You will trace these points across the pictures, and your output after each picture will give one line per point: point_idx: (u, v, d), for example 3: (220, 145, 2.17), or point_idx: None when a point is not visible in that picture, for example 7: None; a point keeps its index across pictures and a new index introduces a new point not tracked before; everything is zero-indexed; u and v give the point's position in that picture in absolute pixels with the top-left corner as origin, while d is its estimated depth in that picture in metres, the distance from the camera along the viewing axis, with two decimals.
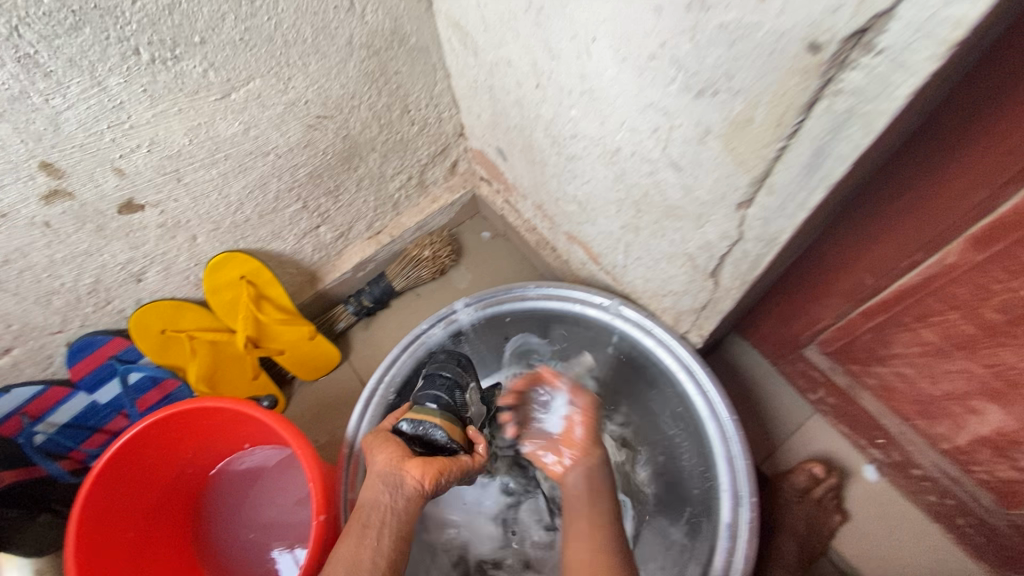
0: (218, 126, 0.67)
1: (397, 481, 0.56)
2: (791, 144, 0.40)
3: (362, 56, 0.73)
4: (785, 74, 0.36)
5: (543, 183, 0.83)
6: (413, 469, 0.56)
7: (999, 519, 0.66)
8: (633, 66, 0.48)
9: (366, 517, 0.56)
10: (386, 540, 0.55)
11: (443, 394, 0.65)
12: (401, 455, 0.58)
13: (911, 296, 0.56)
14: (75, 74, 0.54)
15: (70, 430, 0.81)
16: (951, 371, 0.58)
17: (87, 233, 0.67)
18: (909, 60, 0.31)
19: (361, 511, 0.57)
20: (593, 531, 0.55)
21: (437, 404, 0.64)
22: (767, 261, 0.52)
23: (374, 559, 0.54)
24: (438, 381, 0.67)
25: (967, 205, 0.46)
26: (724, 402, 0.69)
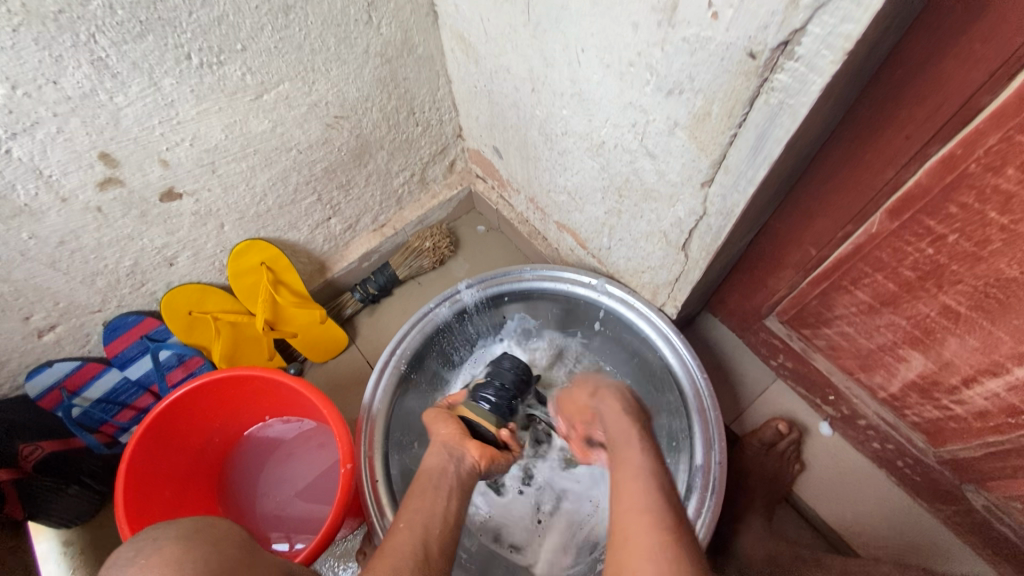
0: (251, 123, 0.76)
1: (458, 455, 0.65)
2: (740, 131, 0.51)
3: (376, 63, 0.83)
4: (733, 76, 0.47)
5: (536, 176, 0.93)
6: (475, 449, 0.66)
7: (929, 457, 0.77)
8: (616, 72, 0.59)
9: (433, 481, 0.61)
10: (453, 500, 0.60)
11: (496, 396, 0.74)
12: (463, 435, 0.68)
13: (846, 262, 0.68)
14: (136, 76, 0.62)
15: (103, 404, 0.88)
16: (881, 326, 0.70)
17: (131, 219, 0.75)
18: (819, 64, 0.42)
19: (431, 476, 0.62)
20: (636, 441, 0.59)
21: (490, 406, 0.73)
22: (727, 232, 0.63)
23: (446, 513, 0.58)
24: (492, 383, 0.76)
25: (881, 182, 0.57)
26: (697, 363, 0.80)
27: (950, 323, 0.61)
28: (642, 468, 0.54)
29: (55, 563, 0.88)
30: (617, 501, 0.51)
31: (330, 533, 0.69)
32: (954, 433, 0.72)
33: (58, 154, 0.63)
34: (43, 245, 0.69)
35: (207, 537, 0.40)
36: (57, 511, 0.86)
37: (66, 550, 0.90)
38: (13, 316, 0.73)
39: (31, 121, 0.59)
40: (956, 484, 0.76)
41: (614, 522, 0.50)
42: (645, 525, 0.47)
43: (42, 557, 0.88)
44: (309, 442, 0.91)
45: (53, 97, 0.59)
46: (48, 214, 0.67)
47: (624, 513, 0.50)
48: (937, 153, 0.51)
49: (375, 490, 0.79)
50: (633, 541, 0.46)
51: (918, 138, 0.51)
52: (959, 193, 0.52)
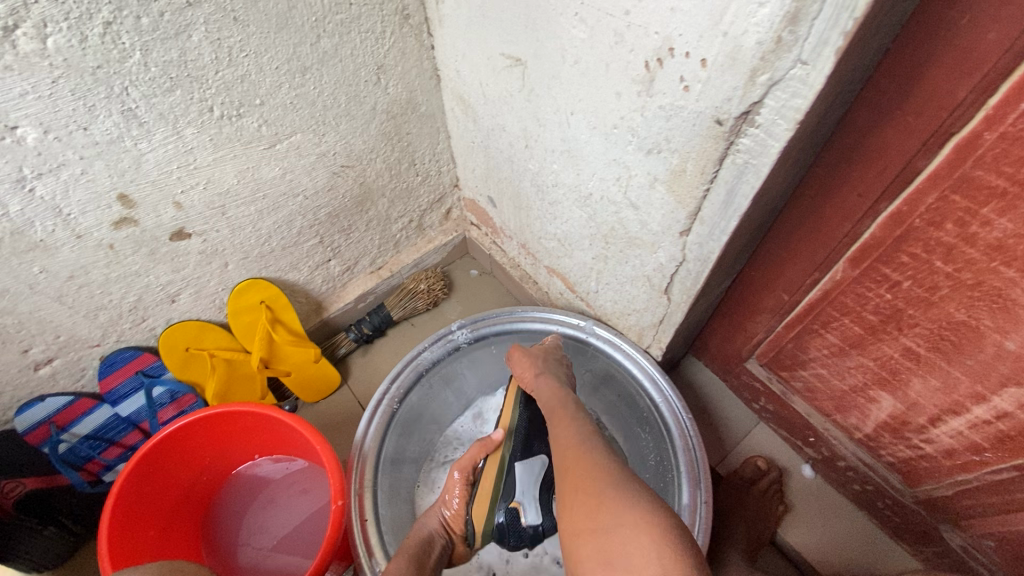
0: (262, 170, 0.81)
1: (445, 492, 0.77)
2: (712, 186, 0.57)
3: (382, 119, 0.90)
4: (703, 139, 0.54)
5: (528, 225, 0.99)
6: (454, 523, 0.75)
7: (907, 497, 0.80)
8: (601, 133, 0.65)
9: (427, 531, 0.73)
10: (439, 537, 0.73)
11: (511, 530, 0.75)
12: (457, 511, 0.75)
13: (816, 307, 0.73)
14: (161, 125, 0.68)
15: (91, 441, 0.88)
16: (852, 367, 0.74)
17: (141, 256, 0.78)
18: (775, 131, 0.48)
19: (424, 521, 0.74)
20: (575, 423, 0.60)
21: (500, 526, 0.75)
22: (704, 277, 0.68)
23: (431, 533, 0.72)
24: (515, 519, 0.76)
25: (841, 234, 0.63)
26: (682, 403, 0.83)
27: (913, 364, 0.66)
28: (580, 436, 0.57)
29: None
30: (560, 441, 0.57)
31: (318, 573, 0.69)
32: (927, 472, 0.75)
33: (80, 194, 0.67)
34: (53, 279, 0.72)
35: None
36: (29, 555, 0.83)
37: None
38: (13, 349, 0.75)
39: (59, 163, 0.64)
40: (933, 524, 0.78)
41: (565, 464, 0.53)
42: (583, 466, 0.51)
43: None
44: (298, 479, 0.91)
45: (82, 141, 0.64)
46: (62, 250, 0.70)
47: (568, 455, 0.54)
48: (885, 209, 0.57)
49: (364, 530, 0.79)
50: (593, 480, 0.48)
51: (868, 196, 0.58)
52: (909, 245, 0.58)
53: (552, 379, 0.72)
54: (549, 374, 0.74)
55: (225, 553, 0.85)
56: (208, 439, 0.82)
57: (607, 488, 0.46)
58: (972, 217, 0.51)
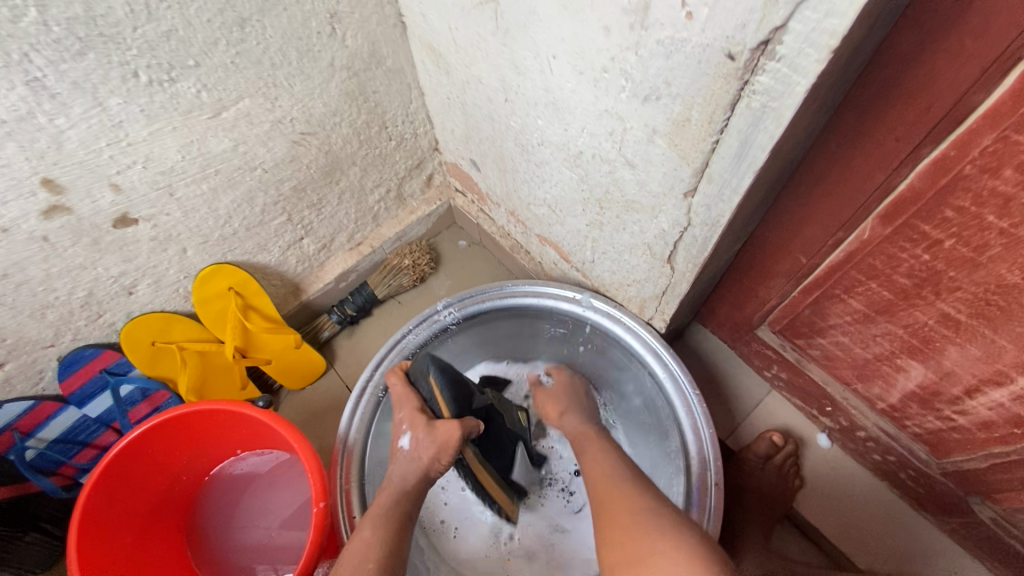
0: (209, 142, 0.72)
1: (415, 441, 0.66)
2: (722, 138, 0.48)
3: (343, 76, 0.79)
4: (711, 79, 0.44)
5: (514, 189, 0.90)
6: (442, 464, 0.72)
7: (933, 468, 0.74)
8: (589, 78, 0.56)
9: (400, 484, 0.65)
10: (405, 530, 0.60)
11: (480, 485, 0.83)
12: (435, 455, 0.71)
13: (838, 270, 0.64)
14: (78, 96, 0.59)
15: (60, 445, 0.82)
16: (878, 335, 0.66)
17: (83, 247, 0.70)
18: (803, 63, 0.38)
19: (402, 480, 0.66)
20: (627, 495, 0.58)
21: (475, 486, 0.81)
22: (713, 243, 0.60)
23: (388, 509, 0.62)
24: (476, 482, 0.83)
25: (872, 186, 0.54)
26: (688, 379, 0.77)
27: (950, 332, 0.59)
28: (640, 524, 0.53)
29: None
30: (616, 541, 0.54)
31: None
32: (957, 444, 0.69)
33: None
34: None
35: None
36: (11, 561, 0.81)
37: None
38: None
39: None
40: (962, 496, 0.73)
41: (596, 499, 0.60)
42: (643, 539, 0.52)
43: None
44: (287, 471, 0.86)
45: None
46: None
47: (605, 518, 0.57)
48: (928, 155, 0.48)
49: (353, 526, 0.74)
50: (621, 521, 0.55)
51: (908, 139, 0.49)
52: (954, 197, 0.49)
53: (584, 420, 0.72)
54: (591, 437, 0.69)
55: (220, 547, 0.83)
56: (181, 439, 0.77)
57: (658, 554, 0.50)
58: None
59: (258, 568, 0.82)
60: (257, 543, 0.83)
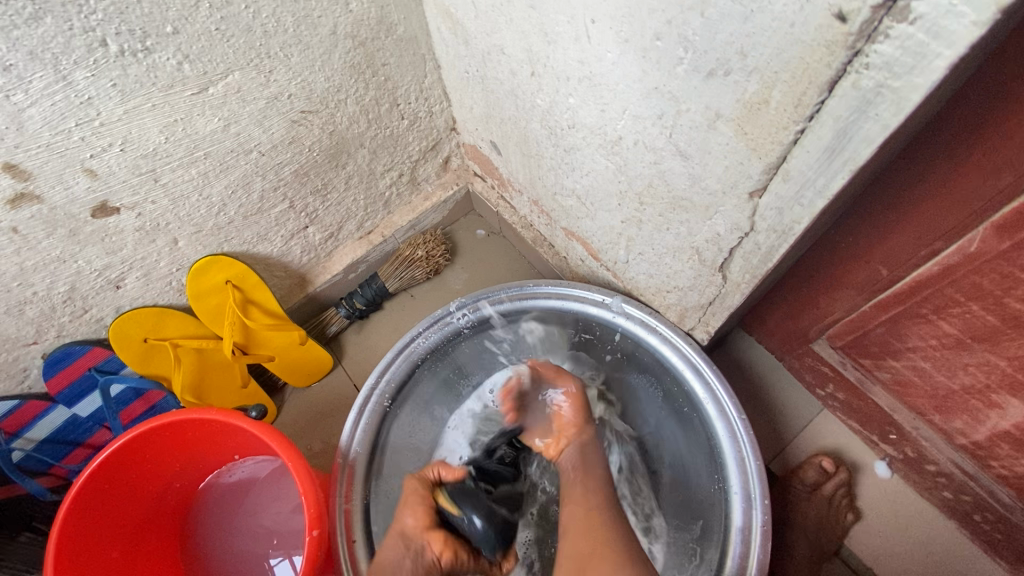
0: (196, 122, 0.64)
1: (421, 550, 0.63)
2: (811, 126, 0.37)
3: (348, 46, 0.70)
4: (806, 49, 0.33)
5: (539, 176, 0.80)
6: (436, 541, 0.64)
7: (1017, 514, 0.65)
8: (637, 48, 0.45)
9: None
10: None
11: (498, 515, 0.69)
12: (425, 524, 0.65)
13: (929, 286, 0.53)
14: (37, 68, 0.50)
15: (50, 445, 0.77)
16: (970, 364, 0.56)
17: (59, 239, 0.63)
18: (950, 26, 0.28)
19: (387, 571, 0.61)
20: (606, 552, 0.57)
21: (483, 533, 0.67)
22: (780, 253, 0.49)
23: None
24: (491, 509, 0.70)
25: (993, 190, 0.43)
26: (734, 402, 0.67)
27: None
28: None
29: None
30: None
31: None
32: None
33: None
34: None
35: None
36: None
37: None
38: None
39: None
40: None
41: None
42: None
43: None
44: (283, 474, 0.80)
45: None
46: None
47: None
48: None
49: (352, 550, 0.68)
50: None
51: None
52: None
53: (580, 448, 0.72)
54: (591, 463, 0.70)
55: (223, 546, 0.79)
56: (171, 447, 0.71)
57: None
58: None
59: (268, 558, 0.78)
60: (260, 550, 0.79)
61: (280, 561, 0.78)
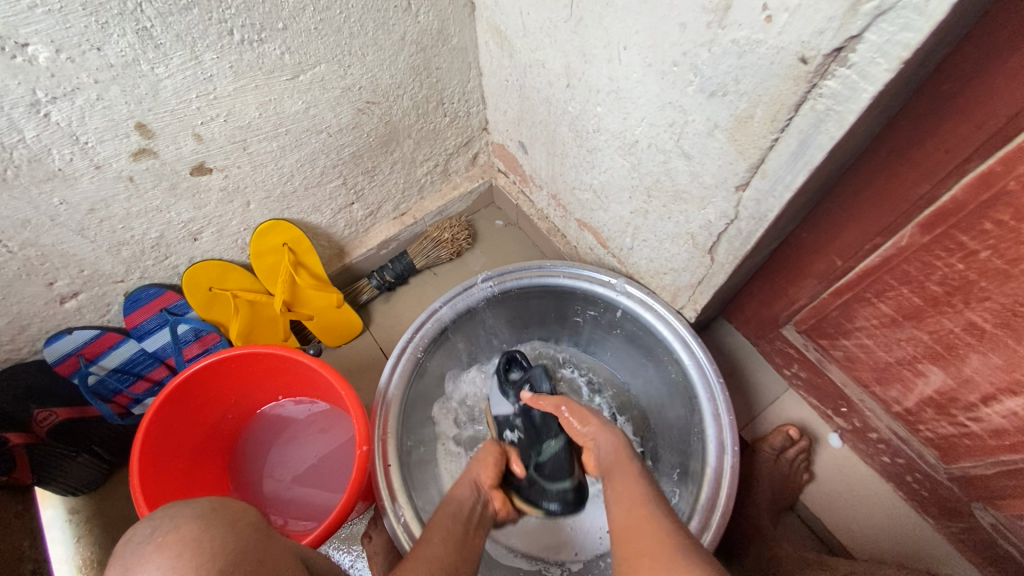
0: (285, 103, 0.76)
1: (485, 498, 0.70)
2: (782, 136, 0.51)
3: (411, 51, 0.83)
4: (781, 80, 0.48)
5: (561, 173, 0.93)
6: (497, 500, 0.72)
7: (941, 473, 0.78)
8: (657, 71, 0.59)
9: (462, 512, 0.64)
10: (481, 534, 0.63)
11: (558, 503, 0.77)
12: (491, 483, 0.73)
13: (872, 274, 0.68)
14: (179, 48, 0.63)
15: (119, 374, 0.89)
16: (902, 339, 0.70)
17: (161, 191, 0.75)
18: (872, 72, 0.42)
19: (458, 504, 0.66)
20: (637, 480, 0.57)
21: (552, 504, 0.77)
22: (757, 237, 0.63)
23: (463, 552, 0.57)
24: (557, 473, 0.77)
25: (917, 196, 0.57)
26: (714, 367, 0.80)
27: (974, 340, 0.62)
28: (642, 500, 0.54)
29: (59, 529, 0.89)
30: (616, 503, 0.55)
31: (340, 517, 0.71)
32: (967, 450, 0.73)
33: (96, 122, 0.64)
34: (73, 212, 0.70)
35: (225, 516, 0.41)
36: (64, 480, 0.86)
37: (71, 517, 0.90)
38: (38, 281, 0.74)
39: (72, 87, 0.60)
40: (964, 501, 0.76)
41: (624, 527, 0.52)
42: (644, 517, 0.52)
43: (47, 524, 0.89)
44: (320, 417, 0.92)
45: (97, 63, 0.59)
46: (81, 181, 0.67)
47: (631, 521, 0.52)
48: (976, 168, 0.52)
49: (387, 474, 0.79)
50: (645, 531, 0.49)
51: (958, 152, 0.52)
52: (996, 210, 0.52)
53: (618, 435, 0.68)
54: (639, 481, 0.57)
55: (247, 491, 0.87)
56: (233, 378, 0.82)
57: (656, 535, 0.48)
58: None
59: (271, 519, 0.86)
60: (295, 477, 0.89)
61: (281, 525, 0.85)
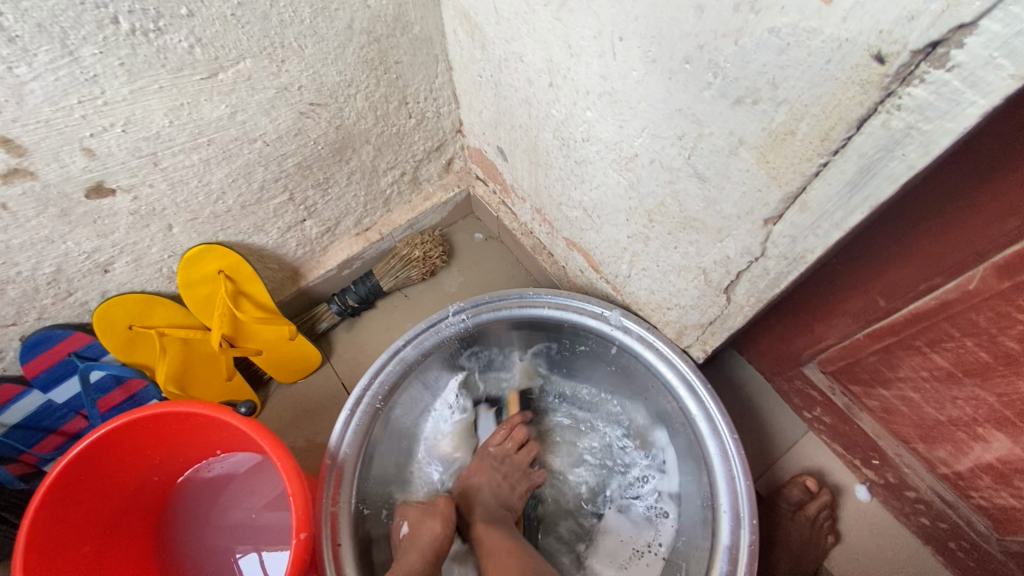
0: (202, 107, 0.62)
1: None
2: (835, 160, 0.38)
3: (362, 41, 0.69)
4: (840, 86, 0.34)
5: (545, 185, 0.80)
6: None
7: (993, 545, 0.66)
8: (663, 69, 0.45)
9: None
10: None
11: None
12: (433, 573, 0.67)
13: (925, 320, 0.55)
14: (43, 41, 0.48)
15: (22, 431, 0.74)
16: (959, 397, 0.57)
17: (49, 218, 0.61)
18: (986, 77, 0.28)
19: None
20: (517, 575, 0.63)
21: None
22: (789, 280, 0.50)
23: None
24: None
25: (998, 233, 0.44)
26: (727, 420, 0.67)
27: None
28: None
29: None
30: None
31: None
32: None
33: None
34: None
35: None
36: None
37: None
38: None
39: None
40: None
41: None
42: None
43: None
44: (264, 472, 0.78)
45: None
46: None
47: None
48: None
49: (338, 554, 0.66)
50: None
51: None
52: None
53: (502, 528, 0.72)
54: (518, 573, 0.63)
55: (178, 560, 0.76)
56: (150, 439, 0.68)
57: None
58: None
59: (236, 553, 0.77)
60: (235, 537, 0.77)
61: (250, 556, 0.76)
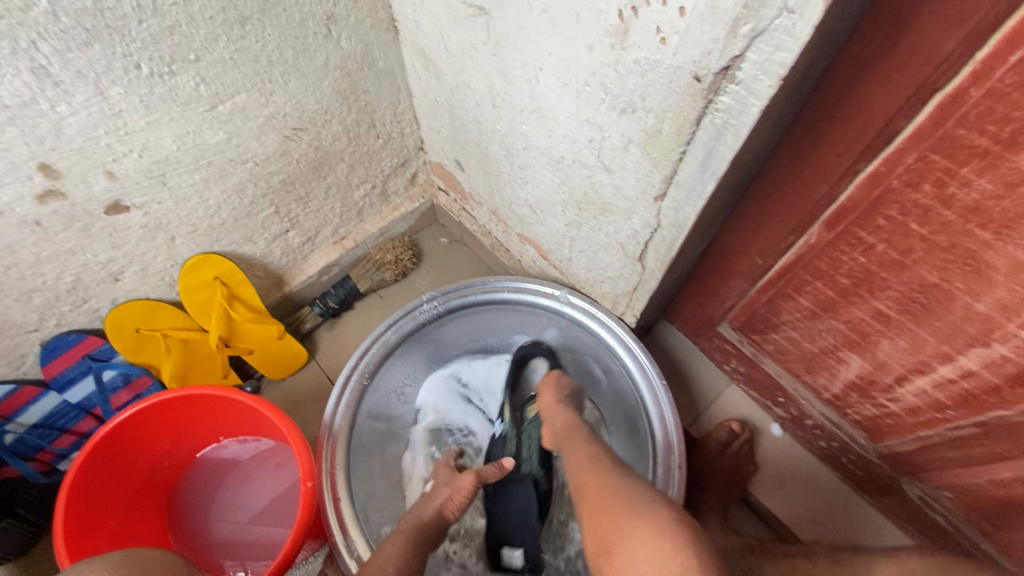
0: (204, 134, 0.74)
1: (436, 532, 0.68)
2: (689, 148, 0.54)
3: (336, 76, 0.82)
4: (680, 97, 0.50)
5: (497, 190, 0.95)
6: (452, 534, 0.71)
7: (870, 452, 0.82)
8: (573, 90, 0.61)
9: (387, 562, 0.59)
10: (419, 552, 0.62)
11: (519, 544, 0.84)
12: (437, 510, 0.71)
13: (789, 271, 0.72)
14: (81, 84, 0.60)
15: (40, 430, 0.83)
16: (822, 329, 0.74)
17: (73, 233, 0.71)
18: (756, 88, 0.45)
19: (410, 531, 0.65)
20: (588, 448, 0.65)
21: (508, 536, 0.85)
22: (680, 244, 0.66)
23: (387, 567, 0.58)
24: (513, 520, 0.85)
25: (818, 197, 0.61)
26: (656, 370, 0.82)
27: (882, 327, 0.66)
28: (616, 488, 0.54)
29: None
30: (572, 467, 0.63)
31: (289, 557, 0.67)
32: (890, 428, 0.77)
33: None
34: None
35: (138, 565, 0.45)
36: None
37: None
38: None
39: None
40: (894, 476, 0.81)
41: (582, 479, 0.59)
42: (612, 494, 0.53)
43: None
44: (266, 456, 0.89)
45: None
46: None
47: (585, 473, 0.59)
48: (864, 169, 0.56)
49: (338, 508, 0.78)
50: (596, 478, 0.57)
51: (848, 155, 0.56)
52: (886, 207, 0.56)
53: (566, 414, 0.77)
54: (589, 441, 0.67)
55: (182, 535, 0.84)
56: (166, 422, 0.78)
57: (608, 493, 0.53)
58: (951, 177, 0.50)
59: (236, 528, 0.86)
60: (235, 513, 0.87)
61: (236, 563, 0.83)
